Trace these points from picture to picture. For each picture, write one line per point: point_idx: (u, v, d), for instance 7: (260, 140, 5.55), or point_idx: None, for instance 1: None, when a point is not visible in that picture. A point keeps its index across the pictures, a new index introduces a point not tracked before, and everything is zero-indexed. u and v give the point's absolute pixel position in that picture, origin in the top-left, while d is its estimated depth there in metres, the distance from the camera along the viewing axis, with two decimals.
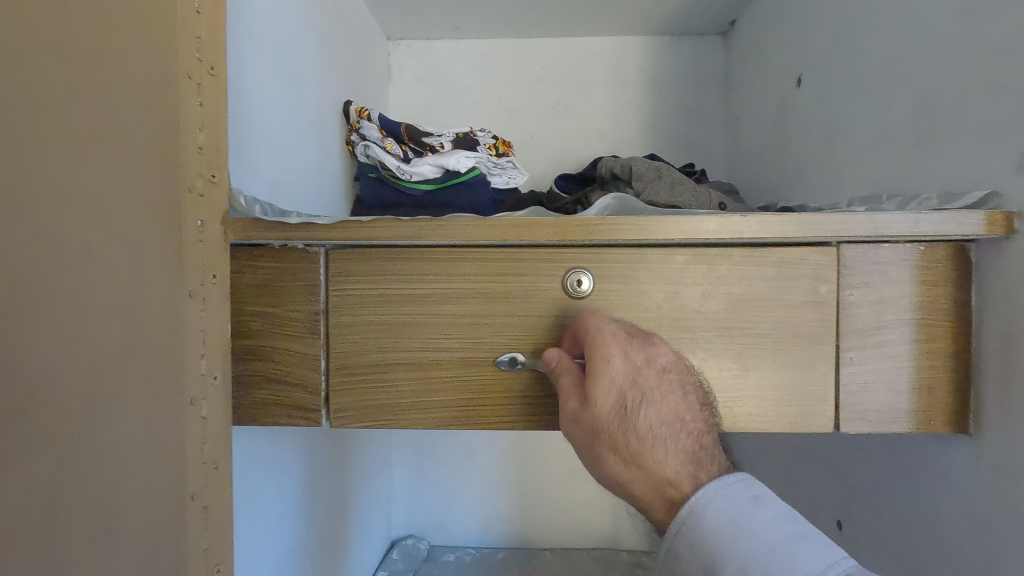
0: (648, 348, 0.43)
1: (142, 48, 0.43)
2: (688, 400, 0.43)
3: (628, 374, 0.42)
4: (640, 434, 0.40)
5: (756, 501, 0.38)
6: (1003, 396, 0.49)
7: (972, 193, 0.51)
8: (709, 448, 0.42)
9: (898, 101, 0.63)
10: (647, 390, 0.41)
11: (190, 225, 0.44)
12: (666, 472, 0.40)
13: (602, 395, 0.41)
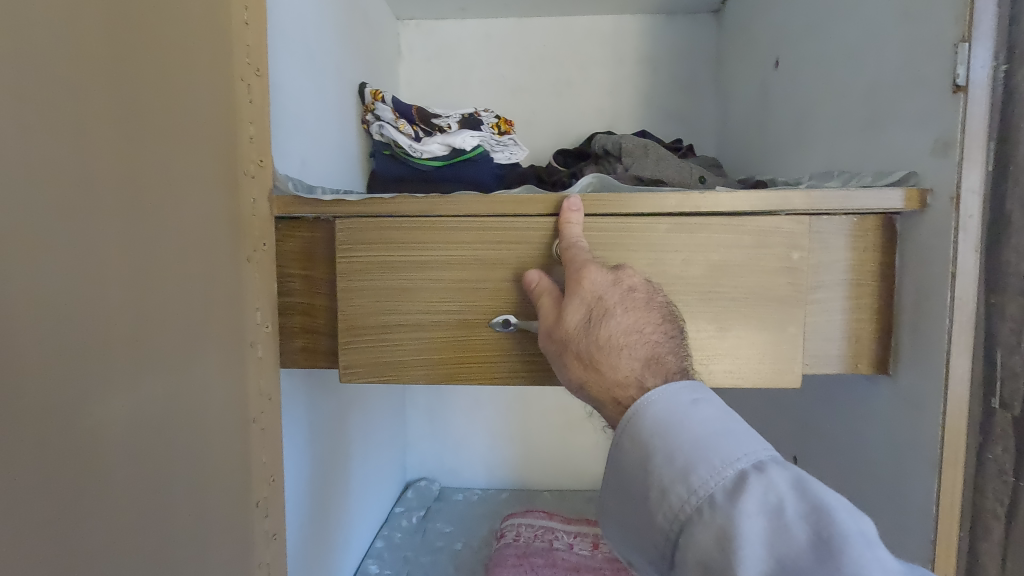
0: (617, 273, 0.52)
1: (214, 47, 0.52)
2: (650, 315, 0.50)
3: (595, 293, 0.50)
4: (599, 341, 0.48)
5: (694, 402, 0.44)
6: (914, 343, 0.59)
7: (896, 173, 0.60)
8: (664, 356, 0.48)
9: (852, 88, 0.72)
10: (610, 306, 0.49)
11: (246, 201, 0.57)
12: (619, 375, 0.47)
13: (570, 311, 0.50)
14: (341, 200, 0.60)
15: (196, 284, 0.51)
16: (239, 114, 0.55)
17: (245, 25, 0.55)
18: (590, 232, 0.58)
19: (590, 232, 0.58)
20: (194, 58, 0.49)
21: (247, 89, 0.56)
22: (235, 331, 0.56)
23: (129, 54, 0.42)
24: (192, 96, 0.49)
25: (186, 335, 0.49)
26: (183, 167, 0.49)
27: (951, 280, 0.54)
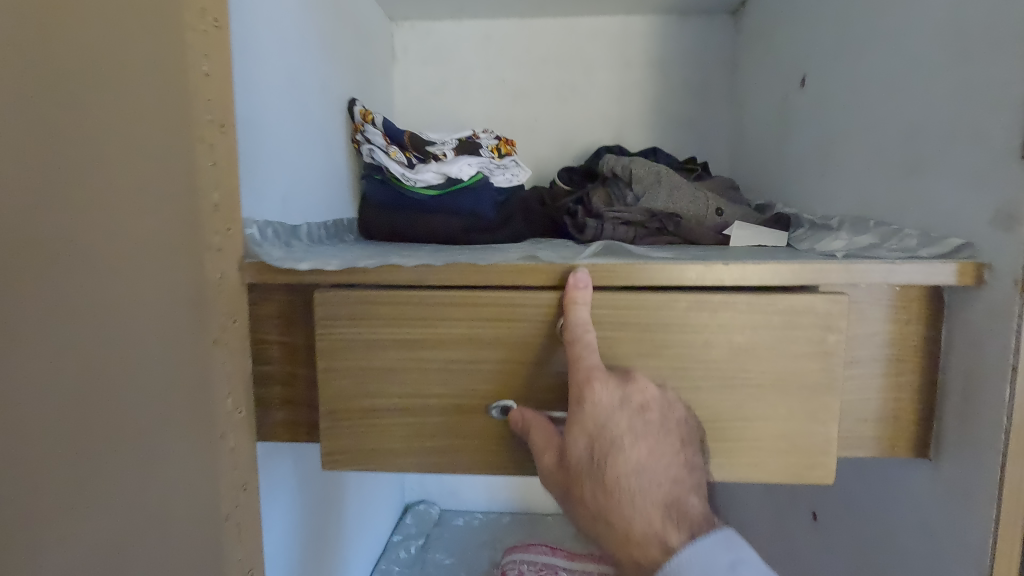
0: (626, 389, 0.48)
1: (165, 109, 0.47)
2: (663, 442, 0.47)
3: (597, 419, 0.46)
4: (608, 486, 0.45)
5: (731, 568, 0.42)
6: (961, 429, 0.53)
7: (950, 240, 0.52)
8: (681, 497, 0.46)
9: (892, 127, 0.64)
10: (616, 438, 0.46)
11: (212, 276, 0.50)
12: (632, 527, 0.45)
13: (573, 443, 0.47)
14: (318, 268, 0.53)
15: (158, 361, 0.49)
16: (201, 180, 0.48)
17: (207, 77, 0.48)
18: (598, 311, 0.51)
19: (597, 310, 0.51)
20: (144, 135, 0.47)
21: (211, 149, 0.48)
22: (199, 421, 0.51)
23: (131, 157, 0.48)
24: (146, 168, 0.47)
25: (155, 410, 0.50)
26: (148, 247, 0.48)
27: (1011, 375, 0.48)
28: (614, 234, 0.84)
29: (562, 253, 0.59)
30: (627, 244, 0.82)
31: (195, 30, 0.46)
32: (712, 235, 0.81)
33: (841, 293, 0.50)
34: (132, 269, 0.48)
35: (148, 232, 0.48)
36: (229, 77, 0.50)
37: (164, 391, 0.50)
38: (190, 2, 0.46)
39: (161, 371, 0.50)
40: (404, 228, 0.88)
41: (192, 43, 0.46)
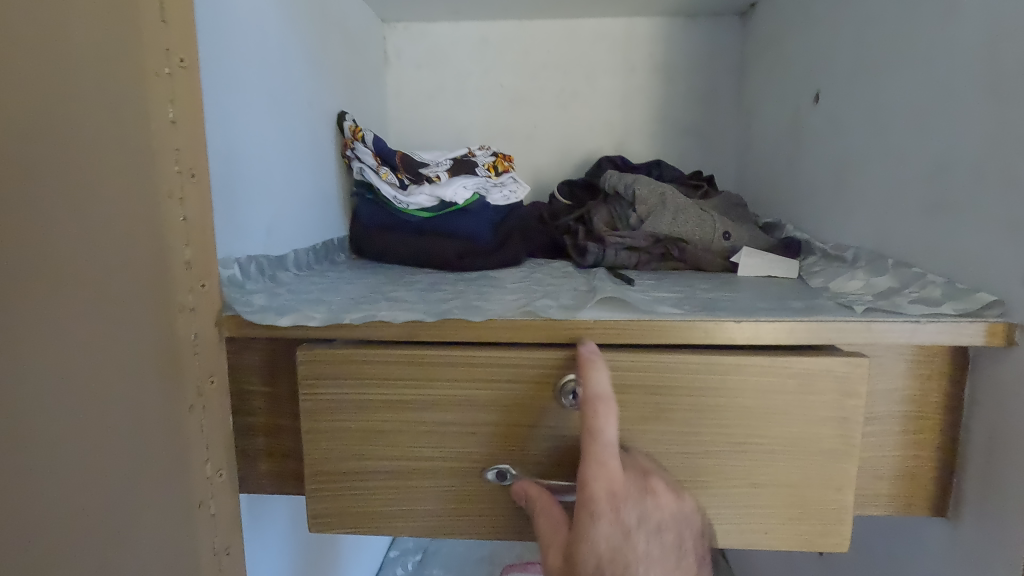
0: (645, 505, 0.44)
1: (127, 154, 0.43)
2: (675, 564, 0.44)
3: (613, 538, 0.43)
4: None
5: None
6: (983, 493, 0.50)
7: (978, 295, 0.49)
8: None
9: (915, 159, 0.60)
10: (631, 563, 0.43)
11: (185, 337, 0.46)
12: None
13: (583, 561, 0.43)
14: (300, 324, 0.50)
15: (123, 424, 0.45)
16: (170, 236, 0.44)
17: (172, 124, 0.43)
18: None
19: None
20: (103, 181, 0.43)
21: (180, 202, 0.44)
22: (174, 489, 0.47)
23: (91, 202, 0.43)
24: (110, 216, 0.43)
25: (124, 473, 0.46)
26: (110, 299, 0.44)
27: None
28: (617, 259, 0.80)
29: (563, 299, 0.56)
30: (631, 272, 0.79)
31: (155, 72, 0.42)
32: (720, 262, 0.79)
33: (861, 354, 0.46)
34: (92, 331, 0.44)
35: (111, 292, 0.44)
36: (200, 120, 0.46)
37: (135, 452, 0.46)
38: (154, 44, 0.42)
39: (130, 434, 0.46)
40: (397, 251, 0.84)
41: (154, 88, 0.42)
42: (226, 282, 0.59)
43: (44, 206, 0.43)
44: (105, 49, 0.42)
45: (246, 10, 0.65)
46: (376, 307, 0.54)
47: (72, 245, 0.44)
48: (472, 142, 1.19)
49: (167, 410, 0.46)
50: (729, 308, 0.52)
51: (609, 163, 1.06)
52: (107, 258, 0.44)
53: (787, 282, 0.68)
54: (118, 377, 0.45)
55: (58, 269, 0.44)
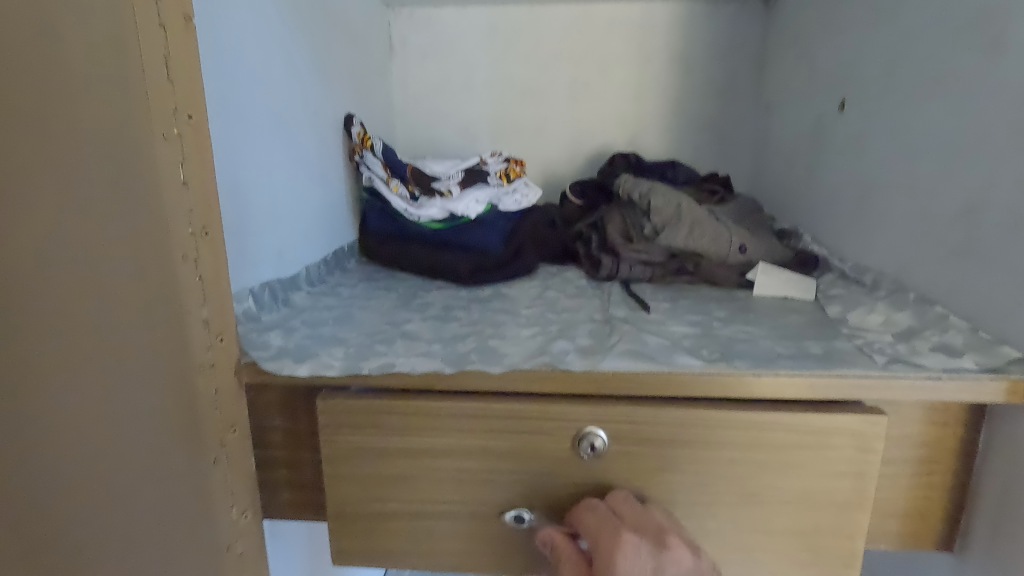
0: (659, 557, 0.41)
1: (138, 218, 0.42)
2: None
3: None
4: None
5: None
6: (992, 537, 0.51)
7: (1003, 351, 0.48)
8: None
9: (942, 192, 0.59)
10: None
11: (206, 394, 0.46)
12: None
13: None
14: (319, 373, 0.50)
15: (149, 477, 0.46)
16: (186, 297, 0.44)
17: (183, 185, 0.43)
18: (616, 424, 0.48)
19: (616, 424, 0.48)
20: (116, 244, 0.42)
21: (195, 264, 0.44)
22: (202, 536, 0.48)
23: (105, 263, 0.43)
24: (124, 278, 0.43)
25: (152, 522, 0.47)
26: (126, 358, 0.44)
27: None
28: (631, 273, 0.80)
29: (580, 340, 0.56)
30: (644, 286, 0.78)
31: (164, 134, 0.41)
32: (735, 278, 0.78)
33: (880, 412, 0.46)
34: (112, 391, 0.45)
35: (129, 354, 0.44)
36: (212, 176, 0.45)
37: (161, 503, 0.47)
38: (161, 107, 0.40)
39: (158, 487, 0.46)
40: (408, 262, 0.84)
41: (164, 153, 0.41)
42: (242, 317, 0.59)
43: (57, 273, 0.43)
44: (112, 112, 0.40)
45: (250, 29, 0.63)
46: (393, 351, 0.54)
47: (88, 309, 0.43)
48: (481, 135, 1.16)
49: (192, 464, 0.47)
50: (747, 355, 0.52)
51: (622, 160, 1.04)
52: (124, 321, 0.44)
53: (803, 308, 0.68)
54: (140, 436, 0.45)
55: (76, 333, 0.44)
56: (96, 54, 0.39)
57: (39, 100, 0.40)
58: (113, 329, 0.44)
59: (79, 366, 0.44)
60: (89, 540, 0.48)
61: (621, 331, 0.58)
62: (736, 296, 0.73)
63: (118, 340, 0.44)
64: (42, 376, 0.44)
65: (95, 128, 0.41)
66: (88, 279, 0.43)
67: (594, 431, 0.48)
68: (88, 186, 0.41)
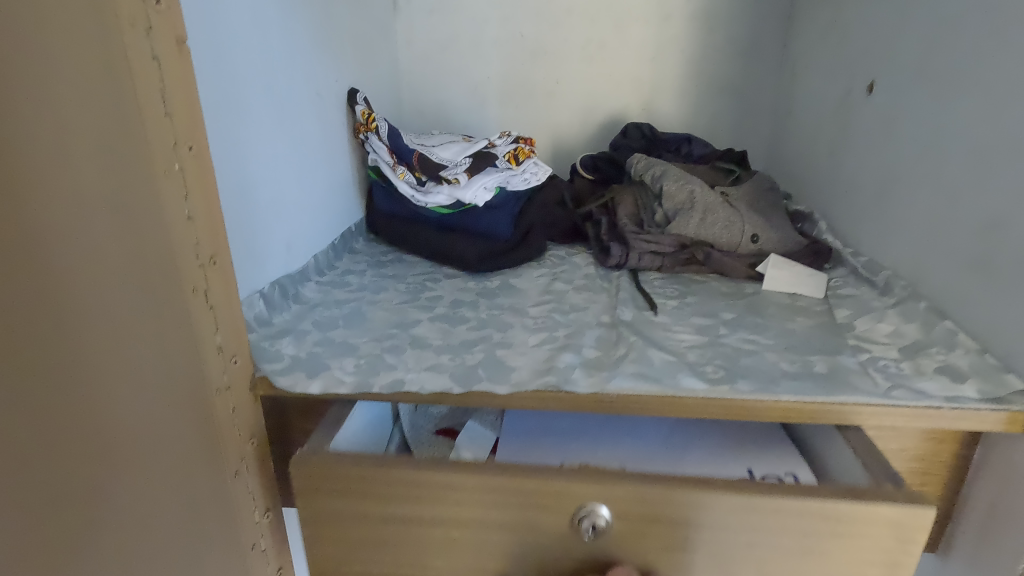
0: None
1: (147, 252, 0.41)
2: None
3: None
4: None
5: None
6: (974, 552, 0.53)
7: (1005, 379, 0.49)
8: None
9: (968, 204, 0.56)
10: None
11: (224, 414, 0.48)
12: None
13: None
14: (332, 390, 0.52)
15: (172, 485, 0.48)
16: (199, 329, 0.44)
17: (188, 220, 0.42)
18: (625, 502, 0.43)
19: (624, 501, 0.43)
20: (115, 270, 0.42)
21: (206, 294, 0.44)
22: (227, 542, 0.51)
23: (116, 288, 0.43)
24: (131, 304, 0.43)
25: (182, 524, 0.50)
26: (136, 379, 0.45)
27: None
28: (640, 263, 0.79)
29: (586, 352, 0.57)
30: (652, 276, 0.78)
31: (165, 171, 0.40)
32: (745, 270, 0.76)
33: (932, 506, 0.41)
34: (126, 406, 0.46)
35: (144, 380, 0.45)
36: (218, 206, 0.44)
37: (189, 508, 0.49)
38: (160, 142, 0.39)
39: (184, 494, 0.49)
40: (416, 245, 0.84)
41: (167, 190, 0.40)
42: (253, 322, 0.60)
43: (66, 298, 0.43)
44: (110, 152, 0.39)
45: (246, 20, 0.59)
46: (402, 364, 0.55)
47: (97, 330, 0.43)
48: (490, 97, 1.11)
49: (214, 479, 0.49)
50: (752, 373, 0.53)
51: (635, 130, 1.00)
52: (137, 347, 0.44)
53: (812, 309, 0.67)
54: (161, 454, 0.47)
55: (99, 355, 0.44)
56: (81, 93, 0.38)
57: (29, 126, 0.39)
58: (124, 351, 0.44)
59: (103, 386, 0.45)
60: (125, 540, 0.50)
61: (628, 340, 0.59)
62: (745, 292, 0.72)
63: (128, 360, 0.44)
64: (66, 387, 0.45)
65: (91, 160, 0.39)
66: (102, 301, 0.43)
67: (597, 511, 0.43)
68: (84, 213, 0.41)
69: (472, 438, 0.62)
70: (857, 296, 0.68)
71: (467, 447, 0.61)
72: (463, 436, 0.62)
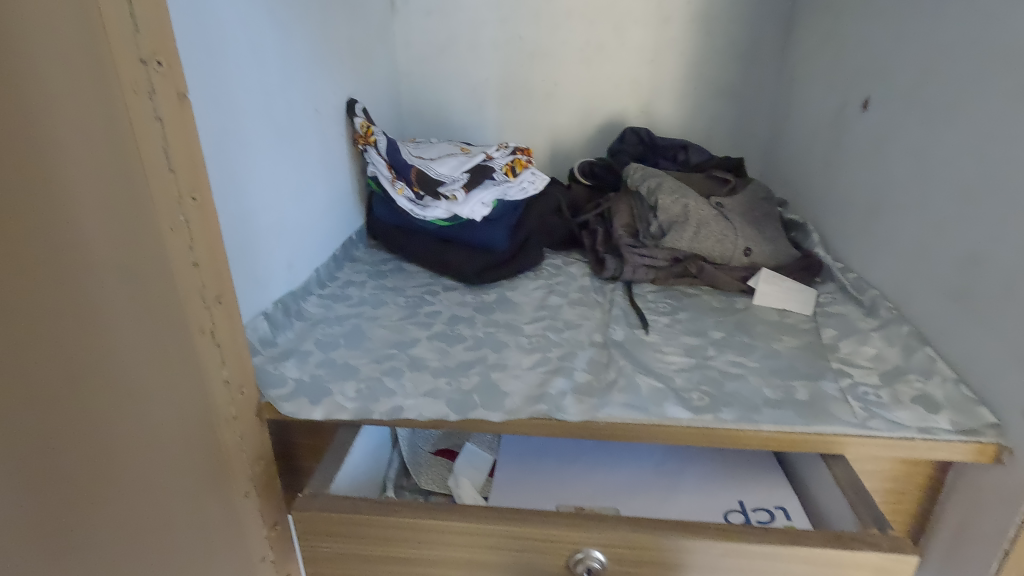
0: None
1: (157, 294, 0.43)
2: None
3: None
4: None
5: None
6: (943, 568, 0.57)
7: (978, 412, 0.51)
8: None
9: (953, 234, 0.58)
10: None
11: (232, 443, 0.51)
12: None
13: None
14: (335, 415, 0.55)
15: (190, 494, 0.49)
16: (205, 368, 0.47)
17: (194, 267, 0.44)
18: (617, 545, 0.46)
19: (616, 544, 0.46)
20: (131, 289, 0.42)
21: (212, 333, 0.47)
22: (238, 553, 0.54)
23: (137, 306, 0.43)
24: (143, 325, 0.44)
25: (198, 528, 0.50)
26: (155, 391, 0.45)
27: (1002, 555, 0.50)
28: (634, 276, 0.80)
29: (578, 376, 0.59)
30: (647, 289, 0.79)
31: (171, 226, 0.42)
32: (737, 284, 0.78)
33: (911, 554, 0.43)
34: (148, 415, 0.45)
35: (136, 389, 0.45)
36: (221, 252, 0.47)
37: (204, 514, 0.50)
38: (166, 199, 0.41)
39: (199, 504, 0.50)
40: (416, 256, 0.85)
41: (172, 242, 0.43)
42: (257, 344, 0.63)
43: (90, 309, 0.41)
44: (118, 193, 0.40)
45: (243, 48, 0.60)
46: (401, 388, 0.57)
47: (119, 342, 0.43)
48: (489, 99, 1.11)
49: (225, 500, 0.52)
50: (737, 399, 0.55)
51: (633, 135, 1.00)
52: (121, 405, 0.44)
53: (800, 327, 0.69)
54: (148, 467, 0.46)
55: (128, 364, 0.44)
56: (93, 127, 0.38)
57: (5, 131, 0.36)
58: (143, 364, 0.44)
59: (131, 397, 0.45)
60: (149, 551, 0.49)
61: (618, 364, 0.61)
62: (736, 307, 0.74)
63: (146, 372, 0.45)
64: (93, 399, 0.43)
65: (94, 218, 0.40)
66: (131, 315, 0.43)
67: (593, 555, 0.46)
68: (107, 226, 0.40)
69: (470, 461, 0.69)
70: (845, 315, 0.69)
71: (465, 471, 0.67)
72: (462, 459, 0.69)
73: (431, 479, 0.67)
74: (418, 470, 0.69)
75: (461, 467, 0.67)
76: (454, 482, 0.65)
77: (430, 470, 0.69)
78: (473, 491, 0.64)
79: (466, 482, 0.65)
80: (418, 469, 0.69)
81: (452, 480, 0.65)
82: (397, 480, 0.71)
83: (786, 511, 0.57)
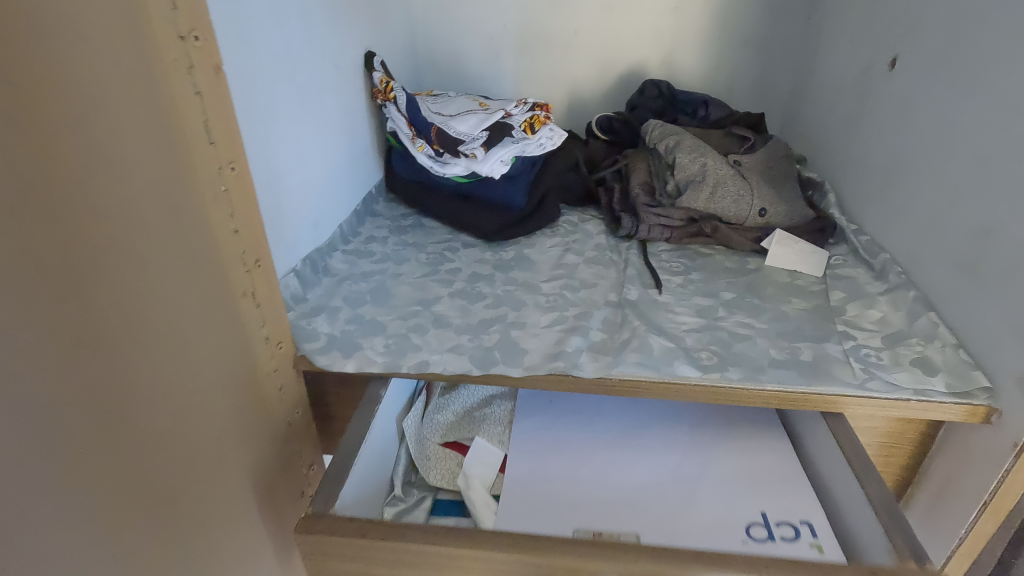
0: None
1: (208, 256, 0.46)
2: None
3: None
4: None
5: None
6: (929, 513, 0.62)
7: (973, 377, 0.54)
8: None
9: (969, 205, 0.58)
10: None
11: (272, 391, 0.56)
12: None
13: None
14: (365, 367, 0.59)
15: (244, 442, 0.52)
16: (247, 324, 0.52)
17: (233, 233, 0.48)
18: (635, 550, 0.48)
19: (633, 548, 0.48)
20: (184, 254, 0.43)
21: (250, 293, 0.51)
22: (279, 494, 0.59)
23: (194, 268, 0.44)
24: (198, 286, 0.45)
25: (251, 472, 0.54)
26: (213, 347, 0.47)
27: (981, 507, 0.55)
28: (650, 235, 0.82)
29: (593, 335, 0.62)
30: (661, 248, 0.81)
31: (214, 195, 0.46)
32: (751, 245, 0.80)
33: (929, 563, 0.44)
34: (212, 373, 0.47)
35: (199, 349, 0.46)
36: (257, 218, 0.51)
37: (254, 459, 0.54)
38: (211, 168, 0.45)
39: (250, 451, 0.53)
40: (436, 213, 0.87)
41: (215, 209, 0.46)
42: (289, 300, 0.66)
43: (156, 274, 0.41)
44: (174, 161, 0.42)
45: (265, 7, 0.60)
46: (426, 344, 0.61)
47: (184, 303, 0.43)
48: (505, 49, 1.09)
49: (269, 446, 0.56)
50: (741, 359, 0.58)
51: (653, 87, 1.00)
52: (159, 400, 0.42)
53: (810, 289, 0.71)
54: (215, 420, 0.48)
55: (193, 325, 0.45)
56: (150, 91, 0.39)
57: (76, 84, 0.34)
58: (202, 323, 0.46)
59: (193, 359, 0.45)
60: (217, 511, 0.49)
61: (632, 324, 0.64)
62: (749, 269, 0.76)
63: (207, 331, 0.46)
64: (174, 362, 0.43)
65: (149, 189, 0.39)
66: (189, 277, 0.44)
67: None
68: (166, 189, 0.41)
69: (480, 457, 0.74)
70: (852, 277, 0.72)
71: (475, 469, 0.72)
72: (471, 455, 0.74)
73: (440, 475, 0.73)
74: (428, 467, 0.74)
75: (471, 465, 0.73)
76: (465, 483, 0.71)
77: (438, 465, 0.74)
78: (484, 494, 0.69)
79: (475, 483, 0.71)
80: (427, 463, 0.75)
81: (463, 481, 0.71)
82: (405, 476, 0.76)
83: (811, 526, 0.59)
